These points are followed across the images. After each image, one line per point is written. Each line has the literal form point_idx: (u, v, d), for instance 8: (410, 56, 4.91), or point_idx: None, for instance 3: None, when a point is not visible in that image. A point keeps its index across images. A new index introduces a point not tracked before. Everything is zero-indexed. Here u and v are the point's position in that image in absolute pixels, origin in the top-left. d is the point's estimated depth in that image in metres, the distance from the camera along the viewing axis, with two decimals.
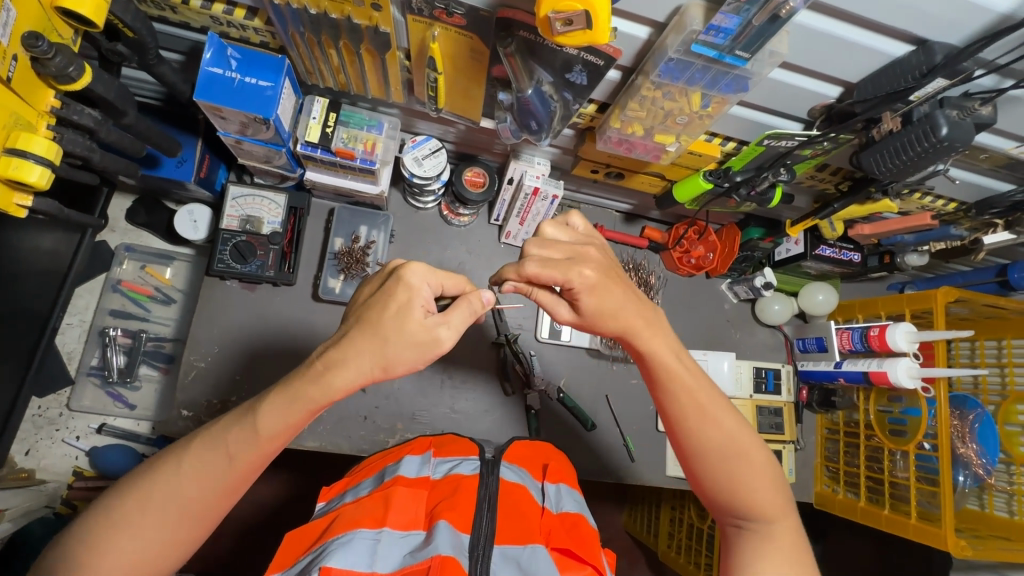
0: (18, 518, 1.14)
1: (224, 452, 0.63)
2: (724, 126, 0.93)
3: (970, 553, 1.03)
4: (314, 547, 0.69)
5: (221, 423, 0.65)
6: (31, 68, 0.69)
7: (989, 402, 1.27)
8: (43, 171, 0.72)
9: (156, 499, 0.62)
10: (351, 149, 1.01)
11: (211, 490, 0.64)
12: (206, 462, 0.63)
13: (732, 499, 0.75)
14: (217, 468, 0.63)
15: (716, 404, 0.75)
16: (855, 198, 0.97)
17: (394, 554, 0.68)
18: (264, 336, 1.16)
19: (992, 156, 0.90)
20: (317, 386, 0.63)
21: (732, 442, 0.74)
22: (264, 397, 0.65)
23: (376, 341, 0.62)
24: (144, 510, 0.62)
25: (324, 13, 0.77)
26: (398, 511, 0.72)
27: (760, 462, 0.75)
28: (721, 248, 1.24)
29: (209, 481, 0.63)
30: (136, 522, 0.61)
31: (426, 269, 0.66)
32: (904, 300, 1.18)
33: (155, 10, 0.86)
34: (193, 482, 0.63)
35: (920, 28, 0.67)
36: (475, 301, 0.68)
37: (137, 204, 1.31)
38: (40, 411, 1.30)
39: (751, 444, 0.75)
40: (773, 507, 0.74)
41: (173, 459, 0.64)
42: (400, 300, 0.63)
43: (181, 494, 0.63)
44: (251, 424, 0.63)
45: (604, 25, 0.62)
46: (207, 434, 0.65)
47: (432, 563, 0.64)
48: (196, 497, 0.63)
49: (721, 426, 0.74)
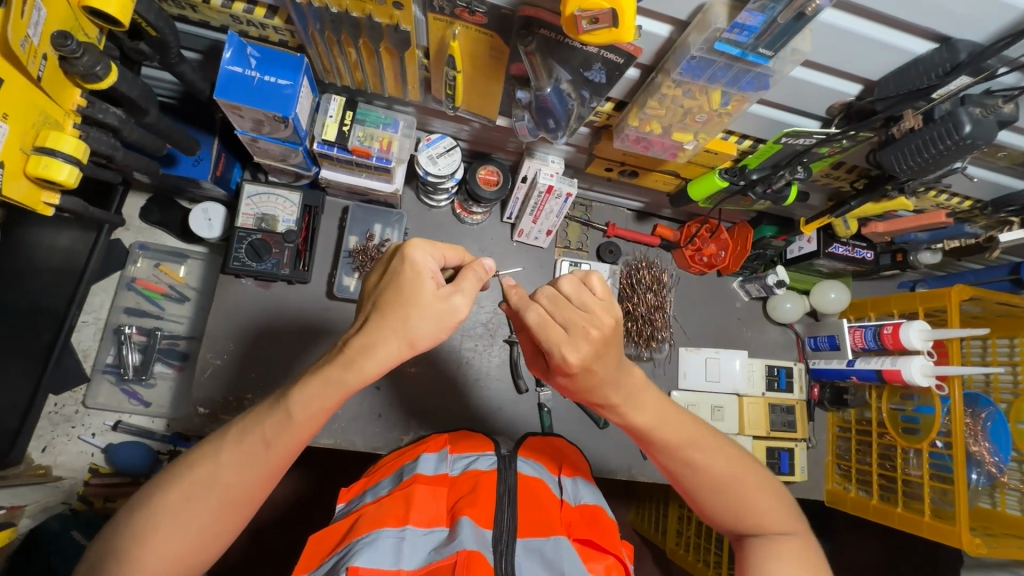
0: (37, 514, 1.17)
1: (261, 439, 0.64)
2: (742, 124, 0.93)
3: (985, 551, 1.03)
4: (338, 548, 0.70)
5: (256, 414, 0.65)
6: (58, 67, 0.69)
7: (1001, 400, 1.27)
8: (71, 169, 0.72)
9: (196, 489, 0.62)
10: (367, 147, 1.02)
11: (252, 478, 0.64)
12: (243, 452, 0.63)
13: (736, 523, 0.76)
14: (255, 456, 0.64)
15: (703, 428, 0.77)
16: (871, 196, 0.97)
17: (419, 551, 0.68)
18: (278, 333, 1.16)
19: (1010, 153, 0.90)
20: (350, 373, 0.63)
21: (726, 462, 0.76)
22: (296, 383, 0.65)
23: (397, 319, 0.62)
24: (183, 502, 0.62)
25: (346, 12, 0.77)
26: (420, 509, 0.73)
27: (753, 482, 0.76)
28: (733, 247, 1.26)
29: (248, 469, 0.64)
30: (178, 512, 0.62)
31: (428, 245, 0.66)
32: (917, 298, 1.18)
33: (176, 9, 0.86)
34: (232, 471, 0.63)
35: (944, 25, 0.67)
36: (480, 268, 0.68)
37: (151, 203, 1.32)
38: (56, 408, 1.31)
39: (741, 459, 0.78)
40: (779, 520, 0.75)
41: (213, 447, 0.65)
42: (410, 275, 0.63)
43: (220, 483, 0.63)
44: (285, 409, 0.64)
45: (629, 23, 0.62)
46: (243, 422, 0.65)
47: (457, 558, 0.64)
48: (237, 485, 0.64)
49: (713, 448, 0.76)
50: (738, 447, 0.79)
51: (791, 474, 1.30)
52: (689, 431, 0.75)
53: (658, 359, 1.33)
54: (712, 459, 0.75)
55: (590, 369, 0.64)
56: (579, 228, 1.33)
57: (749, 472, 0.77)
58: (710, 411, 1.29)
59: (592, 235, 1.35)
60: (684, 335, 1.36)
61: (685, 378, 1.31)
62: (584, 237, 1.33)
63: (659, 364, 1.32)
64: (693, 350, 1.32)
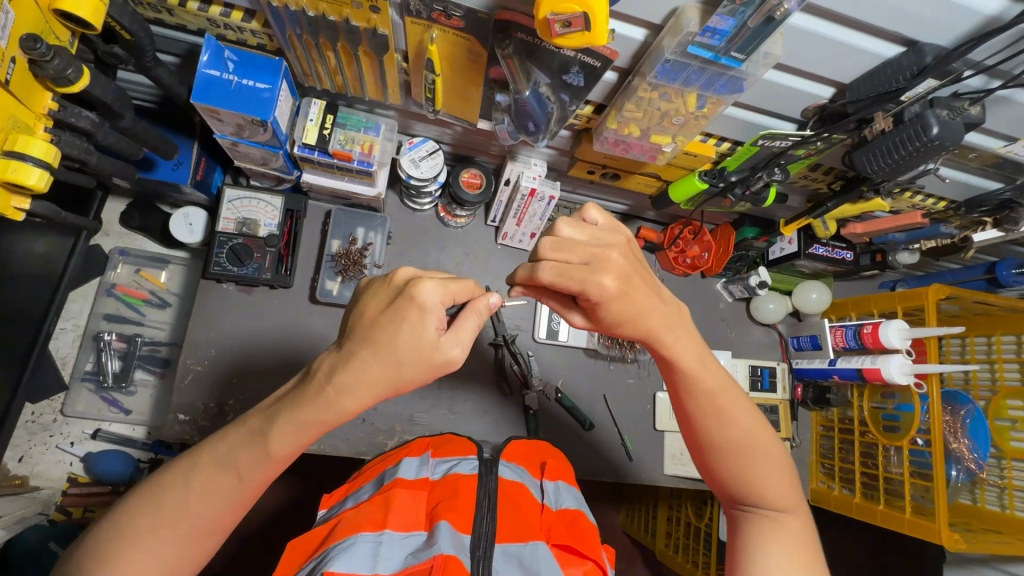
0: (13, 524, 1.13)
1: (236, 470, 0.64)
2: (719, 126, 0.94)
3: (964, 546, 1.03)
4: (320, 548, 0.70)
5: (227, 442, 0.65)
6: (28, 71, 0.68)
7: (980, 397, 1.29)
8: (42, 173, 0.71)
9: (168, 516, 0.63)
10: (348, 151, 1.02)
11: (226, 508, 0.65)
12: (217, 483, 0.64)
13: (742, 490, 0.76)
14: (230, 487, 0.64)
15: (738, 394, 0.76)
16: (847, 197, 0.98)
17: (396, 556, 0.68)
18: (261, 340, 1.16)
19: (980, 155, 0.92)
20: (330, 411, 0.63)
21: (748, 434, 0.75)
22: (272, 413, 0.65)
23: (387, 365, 0.61)
24: (156, 526, 0.62)
25: (323, 15, 0.78)
26: (400, 512, 0.73)
27: (769, 453, 0.76)
28: (715, 248, 1.27)
29: (222, 499, 0.64)
30: (145, 540, 0.62)
31: (439, 285, 0.63)
32: (895, 297, 1.19)
33: (152, 13, 0.85)
34: (206, 502, 0.64)
35: (910, 30, 0.68)
36: (482, 305, 0.67)
37: (132, 208, 1.31)
38: (33, 417, 1.29)
39: (768, 433, 0.77)
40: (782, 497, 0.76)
41: (183, 470, 0.65)
42: (416, 322, 0.61)
43: (191, 511, 0.63)
44: (262, 446, 0.64)
45: (602, 27, 0.62)
46: (216, 449, 0.65)
47: (434, 562, 0.64)
48: (211, 514, 0.64)
49: (742, 413, 0.75)
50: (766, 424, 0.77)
51: None
52: (721, 398, 0.75)
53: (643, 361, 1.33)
54: (737, 431, 0.75)
55: (624, 296, 0.68)
56: None
57: (771, 446, 0.76)
58: None
59: None
60: None
61: None
62: None
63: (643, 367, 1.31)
64: None
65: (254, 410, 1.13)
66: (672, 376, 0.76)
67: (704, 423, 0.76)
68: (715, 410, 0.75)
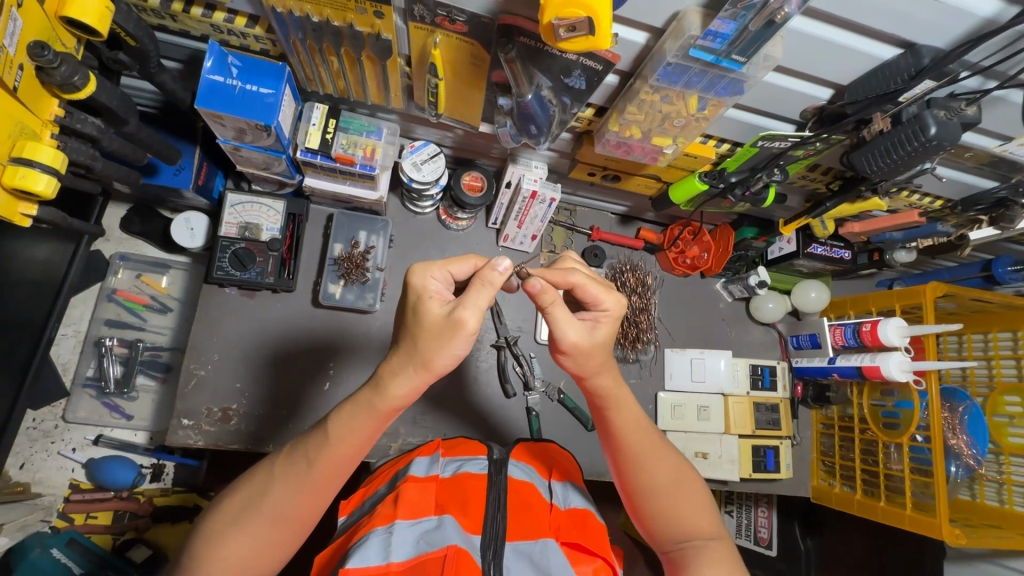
0: (15, 531, 1.14)
1: (309, 458, 0.68)
2: (720, 128, 0.95)
3: (964, 541, 1.05)
4: (344, 547, 0.72)
5: (304, 435, 0.71)
6: (35, 78, 0.68)
7: (977, 394, 1.31)
8: (50, 180, 0.72)
9: (253, 500, 0.68)
10: (351, 155, 1.02)
11: (297, 494, 0.68)
12: (291, 470, 0.69)
13: (673, 523, 0.77)
14: (301, 474, 0.68)
15: (656, 439, 0.81)
16: (845, 197, 1.00)
17: (408, 540, 0.69)
18: (265, 345, 1.16)
19: (976, 155, 0.93)
20: (377, 394, 0.66)
21: (669, 471, 0.79)
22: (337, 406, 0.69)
23: (408, 345, 0.64)
24: (242, 510, 0.68)
25: (327, 20, 0.78)
26: (409, 503, 0.74)
27: (691, 485, 0.79)
28: (715, 249, 1.28)
29: (296, 487, 0.68)
30: (234, 523, 0.67)
31: (430, 267, 0.67)
32: (893, 296, 1.21)
33: (155, 19, 0.86)
34: (286, 490, 0.68)
35: (907, 32, 0.69)
36: (492, 274, 0.62)
37: (132, 213, 1.31)
38: (34, 423, 1.29)
39: (686, 473, 0.81)
40: (711, 527, 0.77)
41: (270, 461, 0.71)
42: (413, 302, 0.65)
43: (271, 497, 0.68)
44: (325, 429, 0.68)
45: (605, 31, 0.63)
46: (296, 441, 0.71)
47: (447, 552, 0.66)
48: (289, 502, 0.68)
49: (662, 453, 0.80)
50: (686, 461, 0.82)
51: (776, 472, 1.31)
52: (643, 439, 0.79)
53: (644, 361, 1.34)
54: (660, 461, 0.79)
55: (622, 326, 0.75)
56: (564, 233, 1.34)
57: (692, 484, 0.80)
58: (697, 411, 1.31)
59: (577, 239, 1.36)
60: (669, 336, 1.37)
61: (671, 379, 1.32)
62: (569, 241, 1.34)
63: (645, 366, 1.34)
64: (678, 351, 1.34)
65: (259, 414, 1.13)
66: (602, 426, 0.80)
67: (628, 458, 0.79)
68: (638, 451, 0.79)
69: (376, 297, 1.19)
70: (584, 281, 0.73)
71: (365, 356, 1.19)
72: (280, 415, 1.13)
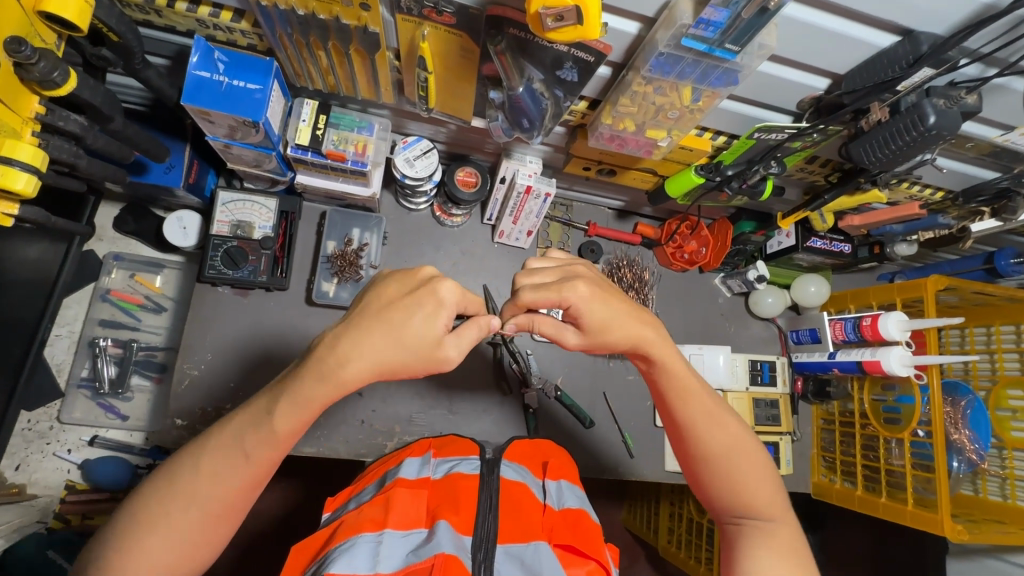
0: None
1: (241, 450, 0.66)
2: (715, 120, 0.93)
3: (967, 537, 1.03)
4: (325, 551, 0.70)
5: (232, 426, 0.68)
6: (14, 74, 0.67)
7: (980, 388, 1.29)
8: (30, 178, 0.72)
9: (178, 500, 0.65)
10: (341, 151, 1.00)
11: (231, 490, 0.66)
12: (222, 466, 0.66)
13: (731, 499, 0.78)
14: (235, 470, 0.66)
15: (721, 411, 0.80)
16: (844, 189, 0.98)
17: (397, 554, 0.68)
18: (258, 344, 1.15)
19: (977, 145, 0.92)
20: (328, 383, 0.64)
21: (733, 447, 0.78)
22: (275, 400, 0.66)
23: (390, 342, 0.64)
24: (167, 509, 0.65)
25: (313, 14, 0.77)
26: (399, 512, 0.73)
27: (752, 462, 0.79)
28: (714, 243, 1.26)
29: (226, 478, 0.66)
30: (156, 523, 0.64)
31: (457, 288, 0.67)
32: (894, 289, 1.19)
33: (140, 14, 0.84)
34: (218, 483, 0.66)
35: (904, 18, 0.68)
36: (485, 325, 0.70)
37: (126, 212, 1.30)
38: (29, 425, 1.28)
39: (752, 447, 0.79)
40: (769, 505, 0.78)
41: (191, 455, 0.67)
42: (428, 312, 0.65)
43: (201, 494, 0.65)
44: (267, 427, 0.66)
45: (594, 21, 0.62)
46: (220, 435, 0.67)
47: (435, 560, 0.64)
48: (222, 493, 0.66)
49: (726, 427, 0.78)
50: (750, 434, 0.80)
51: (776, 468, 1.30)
52: (706, 417, 0.78)
53: None
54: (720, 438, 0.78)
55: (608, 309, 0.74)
56: (560, 228, 1.32)
57: (757, 460, 0.79)
58: None
59: (574, 234, 1.34)
60: (667, 332, 1.35)
61: None
62: (565, 237, 1.32)
63: None
64: (677, 347, 1.32)
65: None
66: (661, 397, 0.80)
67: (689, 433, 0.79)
68: (701, 429, 0.78)
69: None
70: (532, 292, 0.71)
71: None
72: None
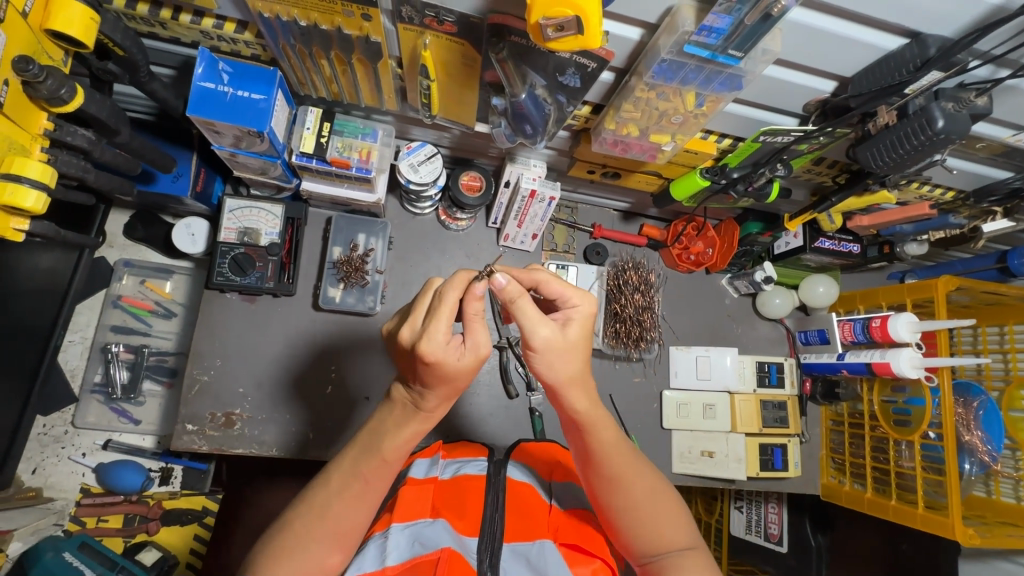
0: (26, 536, 1.16)
1: (362, 474, 0.70)
2: (720, 123, 0.93)
3: (978, 541, 1.03)
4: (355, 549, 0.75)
5: (349, 454, 0.71)
6: (22, 92, 0.68)
7: (992, 388, 1.27)
8: (39, 196, 0.72)
9: (309, 527, 0.67)
10: (346, 158, 1.01)
11: (357, 513, 0.70)
12: (349, 492, 0.69)
13: (645, 537, 0.73)
14: (360, 493, 0.70)
15: (632, 454, 0.76)
16: (852, 191, 0.97)
17: (402, 544, 0.69)
18: (266, 349, 1.16)
19: (989, 145, 0.90)
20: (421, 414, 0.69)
21: (643, 480, 0.75)
22: (384, 427, 0.70)
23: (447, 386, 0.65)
24: (300, 537, 0.67)
25: (315, 24, 0.78)
26: (404, 506, 0.75)
27: (665, 499, 0.75)
28: (720, 244, 1.25)
29: (350, 503, 0.69)
30: (292, 551, 0.66)
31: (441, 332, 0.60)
32: (904, 289, 1.18)
33: (145, 27, 0.85)
34: (342, 509, 0.69)
35: (913, 21, 0.67)
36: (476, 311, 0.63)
37: (135, 220, 1.32)
38: (44, 429, 1.30)
39: (660, 482, 0.77)
40: (684, 540, 0.73)
41: (318, 486, 0.71)
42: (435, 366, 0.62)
43: (331, 519, 0.68)
44: (383, 452, 0.70)
45: (595, 30, 0.61)
46: (342, 464, 0.71)
47: (441, 555, 0.67)
48: (343, 518, 0.69)
49: (636, 462, 0.75)
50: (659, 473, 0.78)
51: (784, 470, 1.29)
52: (619, 462, 0.74)
53: (648, 359, 1.31)
54: (631, 474, 0.74)
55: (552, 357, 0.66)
56: (565, 230, 1.32)
57: (669, 500, 0.76)
58: (702, 409, 1.29)
59: (579, 237, 1.34)
60: (673, 334, 1.35)
61: (676, 377, 1.30)
62: (570, 239, 1.32)
63: (649, 364, 1.31)
64: (684, 349, 1.32)
65: (263, 417, 1.14)
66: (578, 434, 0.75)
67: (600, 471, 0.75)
68: (612, 476, 0.74)
69: (377, 300, 1.18)
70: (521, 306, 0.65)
71: (367, 358, 1.19)
72: (284, 419, 1.14)
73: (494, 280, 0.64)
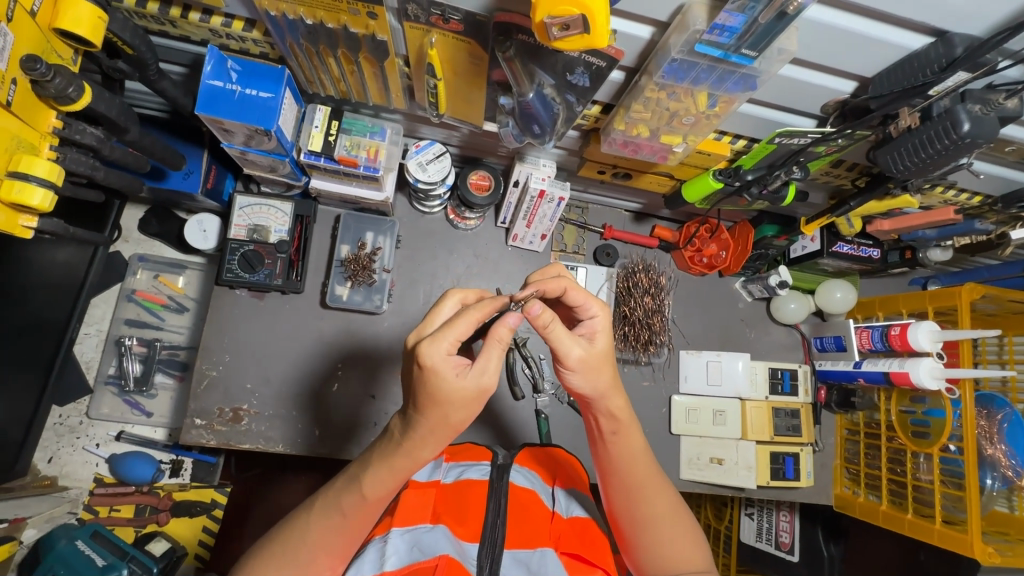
0: (44, 523, 1.20)
1: (338, 508, 0.68)
2: (734, 124, 0.90)
3: (998, 560, 0.98)
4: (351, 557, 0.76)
5: (336, 485, 0.70)
6: (31, 91, 0.69)
7: (1017, 401, 1.22)
8: (46, 193, 0.72)
9: (288, 545, 0.68)
10: (354, 157, 1.00)
11: (329, 545, 0.68)
12: (326, 524, 0.68)
13: (661, 561, 0.74)
14: (334, 524, 0.68)
15: (655, 475, 0.76)
16: (871, 195, 0.94)
17: (400, 549, 0.69)
18: (273, 346, 1.17)
19: (1018, 148, 0.86)
20: (400, 453, 0.65)
21: (664, 507, 0.74)
22: (370, 463, 0.67)
23: (435, 417, 0.61)
24: (277, 552, 0.68)
25: (321, 23, 0.77)
26: (406, 510, 0.75)
27: (684, 525, 0.75)
28: (734, 247, 1.21)
29: (325, 531, 0.68)
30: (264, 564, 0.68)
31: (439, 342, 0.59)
32: (926, 297, 1.13)
33: (155, 25, 0.85)
34: (316, 541, 0.68)
35: (938, 19, 0.64)
36: (505, 334, 0.62)
37: (150, 215, 1.34)
38: (60, 419, 1.33)
39: (679, 508, 0.76)
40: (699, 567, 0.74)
41: (305, 511, 0.71)
42: (430, 383, 0.59)
43: (302, 546, 0.68)
44: (360, 491, 0.67)
45: (601, 29, 0.60)
46: (326, 494, 0.70)
47: (439, 562, 0.66)
48: (315, 544, 0.68)
49: (659, 489, 0.75)
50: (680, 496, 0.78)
51: (797, 480, 1.26)
52: (638, 478, 0.74)
53: (657, 363, 1.29)
54: (653, 500, 0.74)
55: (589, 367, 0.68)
56: (576, 231, 1.30)
57: (686, 528, 0.75)
58: (712, 416, 1.26)
59: (589, 238, 1.32)
60: (683, 338, 1.33)
61: (686, 381, 1.28)
62: (580, 240, 1.30)
63: (658, 368, 1.29)
64: (694, 354, 1.29)
65: (269, 413, 1.14)
66: (601, 452, 0.76)
67: (619, 492, 0.75)
68: (633, 495, 0.74)
69: (383, 299, 1.18)
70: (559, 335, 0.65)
71: (373, 356, 1.19)
72: (288, 415, 1.15)
73: (529, 308, 0.64)
